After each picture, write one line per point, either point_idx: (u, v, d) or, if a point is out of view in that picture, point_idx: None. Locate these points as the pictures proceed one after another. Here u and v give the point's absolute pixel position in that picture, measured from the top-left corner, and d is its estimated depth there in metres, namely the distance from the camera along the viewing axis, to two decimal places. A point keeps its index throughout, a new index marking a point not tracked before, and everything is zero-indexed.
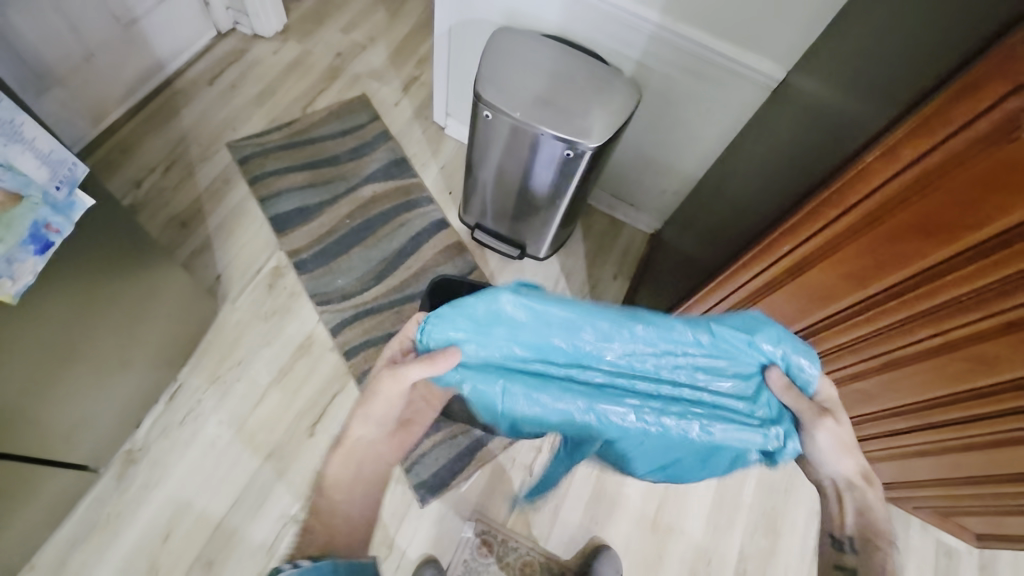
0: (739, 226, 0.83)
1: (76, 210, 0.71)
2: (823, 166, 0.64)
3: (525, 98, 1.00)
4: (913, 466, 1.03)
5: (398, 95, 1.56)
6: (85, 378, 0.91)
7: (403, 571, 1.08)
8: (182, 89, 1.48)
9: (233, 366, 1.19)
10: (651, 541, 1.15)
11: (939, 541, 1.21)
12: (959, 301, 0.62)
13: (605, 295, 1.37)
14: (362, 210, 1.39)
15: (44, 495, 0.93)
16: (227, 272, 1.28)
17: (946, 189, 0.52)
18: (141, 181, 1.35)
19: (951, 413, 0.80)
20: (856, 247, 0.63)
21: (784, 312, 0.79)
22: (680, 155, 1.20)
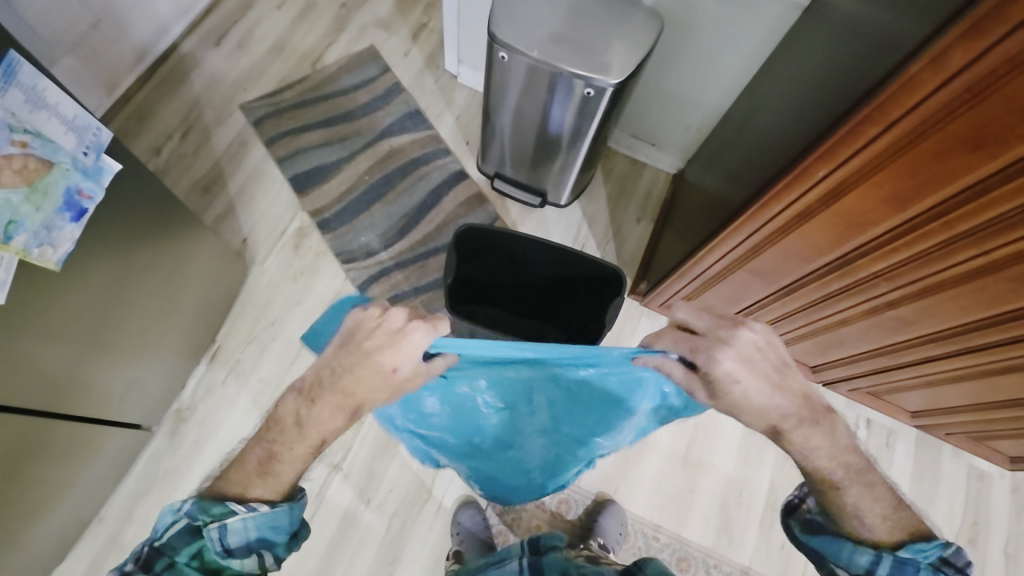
0: (767, 158, 0.80)
1: (105, 174, 0.72)
2: (859, 84, 0.61)
3: (543, 36, 0.96)
4: (947, 392, 1.02)
5: (407, 44, 1.51)
6: (131, 342, 0.95)
7: (444, 514, 1.12)
8: (190, 52, 1.46)
9: (267, 326, 1.22)
10: (682, 475, 1.18)
11: (971, 466, 1.22)
12: (1004, 219, 0.61)
13: (629, 239, 1.36)
14: (380, 165, 1.39)
15: (105, 452, 0.99)
16: (253, 234, 1.30)
17: (1002, 94, 0.49)
18: (161, 148, 1.36)
19: (990, 336, 0.79)
20: (901, 165, 0.60)
21: (819, 240, 0.77)
22: (705, 87, 1.16)
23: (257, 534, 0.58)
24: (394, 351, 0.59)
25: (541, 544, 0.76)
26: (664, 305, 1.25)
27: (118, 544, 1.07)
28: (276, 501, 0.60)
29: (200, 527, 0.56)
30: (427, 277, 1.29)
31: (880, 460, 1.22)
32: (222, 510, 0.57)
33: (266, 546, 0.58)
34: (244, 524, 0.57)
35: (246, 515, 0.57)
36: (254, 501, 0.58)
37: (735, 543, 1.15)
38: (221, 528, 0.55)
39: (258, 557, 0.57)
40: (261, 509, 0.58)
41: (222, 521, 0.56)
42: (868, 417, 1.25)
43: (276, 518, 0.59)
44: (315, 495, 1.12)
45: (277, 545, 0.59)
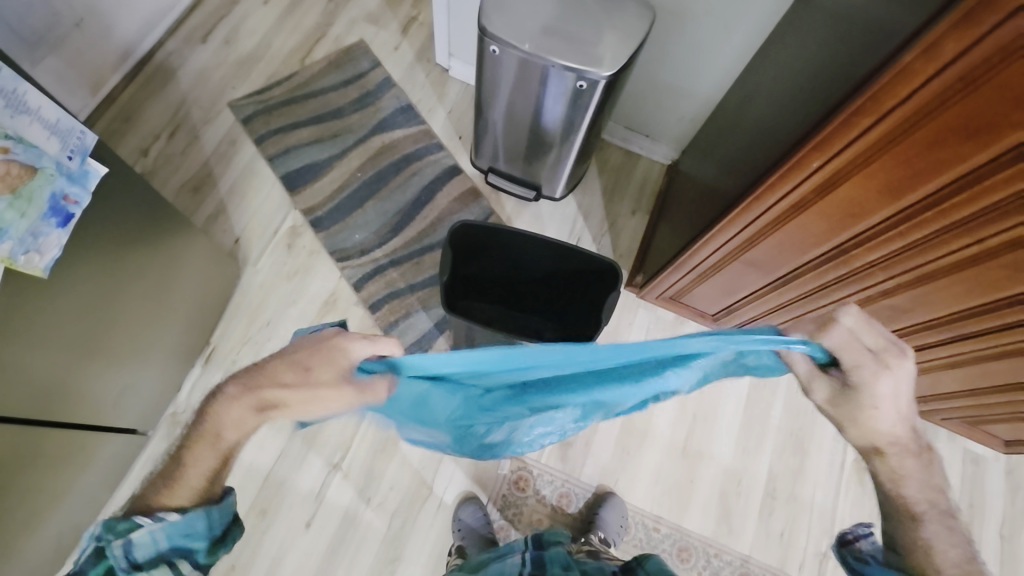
0: (761, 149, 0.80)
1: (92, 179, 0.71)
2: (851, 75, 0.61)
3: (533, 28, 0.95)
4: (943, 379, 1.03)
5: (397, 38, 1.49)
6: (122, 347, 0.94)
7: (444, 511, 1.12)
8: (176, 50, 1.44)
9: (262, 327, 1.21)
10: (682, 467, 1.19)
11: (967, 450, 1.23)
12: (999, 207, 0.60)
13: (625, 231, 1.36)
14: (372, 161, 1.37)
15: (100, 458, 0.98)
16: (245, 235, 1.28)
17: (996, 82, 0.49)
18: (148, 148, 1.34)
19: (985, 323, 0.80)
20: (894, 155, 0.60)
21: (814, 231, 0.77)
22: (697, 78, 1.15)
23: (168, 542, 0.57)
24: (323, 360, 0.57)
25: (544, 539, 0.76)
26: (660, 297, 1.24)
27: None
28: (187, 506, 0.58)
29: (106, 543, 0.56)
30: (422, 274, 1.28)
31: None
32: (127, 524, 0.55)
33: (182, 554, 0.58)
34: (154, 535, 0.56)
35: (152, 526, 0.56)
36: (165, 509, 0.57)
37: (734, 532, 1.15)
38: (125, 543, 0.55)
39: (171, 566, 0.57)
40: (169, 519, 0.57)
41: (126, 537, 0.55)
42: None
43: (189, 524, 0.58)
44: (315, 495, 1.12)
45: (199, 549, 0.59)
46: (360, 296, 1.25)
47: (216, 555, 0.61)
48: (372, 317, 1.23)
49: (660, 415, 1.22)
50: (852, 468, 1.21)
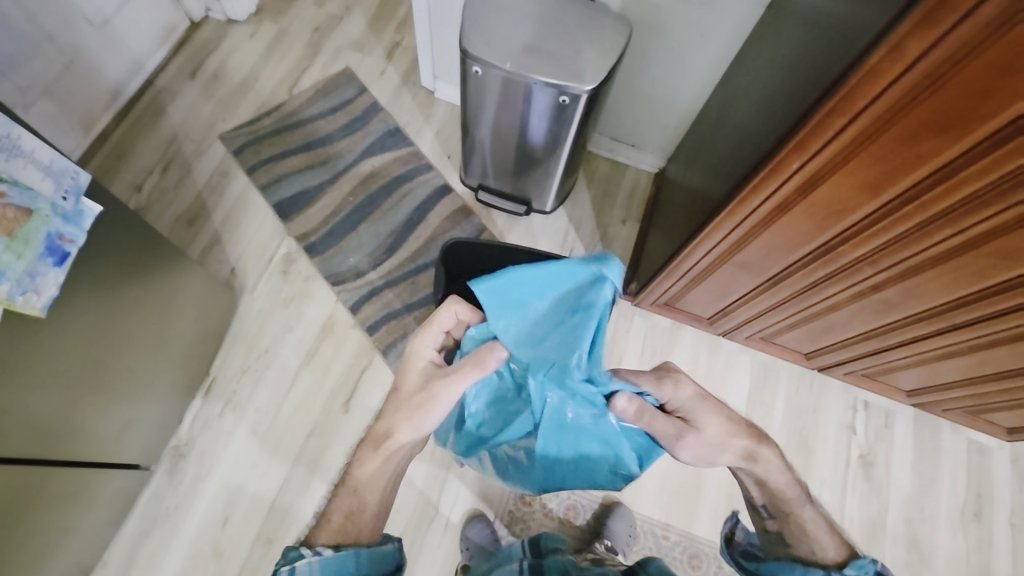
0: (744, 152, 0.81)
1: (86, 218, 0.72)
2: (823, 77, 0.62)
3: (513, 48, 0.97)
4: (940, 369, 1.03)
5: (382, 63, 1.52)
6: (122, 382, 0.94)
7: (452, 530, 1.12)
8: (166, 86, 1.46)
9: (261, 354, 1.22)
10: (687, 472, 1.19)
11: (971, 440, 1.24)
12: (977, 197, 0.62)
13: (617, 240, 1.37)
14: (363, 185, 1.39)
15: (103, 495, 0.97)
16: (241, 264, 1.29)
17: (962, 77, 0.50)
18: (142, 184, 1.36)
19: (975, 311, 0.80)
20: (871, 152, 0.61)
21: (800, 230, 0.78)
22: (677, 87, 1.17)
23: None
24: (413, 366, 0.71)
25: (544, 546, 0.78)
26: (655, 304, 1.25)
27: None
28: (341, 545, 0.58)
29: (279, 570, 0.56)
30: (418, 293, 1.29)
31: (880, 441, 1.23)
32: (293, 554, 0.56)
33: None
34: (310, 568, 0.55)
35: (313, 557, 0.56)
36: (320, 546, 0.57)
37: None
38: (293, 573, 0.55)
39: None
40: (326, 552, 0.57)
41: (293, 564, 0.55)
42: (866, 399, 1.26)
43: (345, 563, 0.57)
44: None
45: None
46: (357, 319, 1.25)
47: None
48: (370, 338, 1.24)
49: None
50: (856, 464, 1.21)
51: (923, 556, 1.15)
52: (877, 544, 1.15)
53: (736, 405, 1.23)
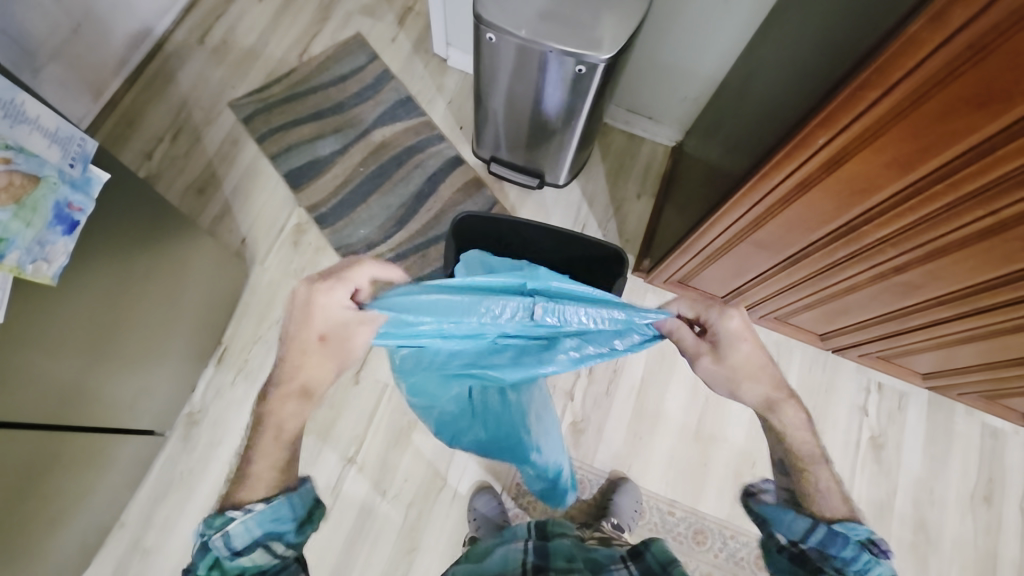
0: (767, 125, 0.78)
1: (94, 185, 0.72)
2: (855, 47, 0.59)
3: (530, 14, 0.93)
4: (957, 353, 1.01)
5: (394, 30, 1.48)
6: (135, 351, 0.95)
7: (459, 502, 1.13)
8: (174, 52, 1.44)
9: (272, 325, 1.22)
10: (694, 450, 1.19)
11: (985, 424, 1.22)
12: (1014, 176, 0.59)
13: (630, 216, 1.34)
14: (374, 155, 1.37)
15: (120, 460, 1.00)
16: (252, 234, 1.29)
17: (1006, 50, 0.47)
18: (152, 152, 1.35)
19: (1001, 295, 0.78)
20: (903, 128, 0.59)
21: (822, 209, 0.76)
22: (699, 57, 1.13)
23: (264, 531, 0.53)
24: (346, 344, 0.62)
25: (548, 530, 0.71)
26: (669, 281, 1.23)
27: (141, 546, 1.09)
28: (270, 495, 0.55)
29: (207, 542, 0.51)
30: (429, 267, 1.28)
31: (892, 424, 1.21)
32: (223, 518, 0.52)
33: (273, 537, 0.54)
34: (245, 526, 0.52)
35: (246, 516, 0.53)
36: (249, 502, 0.54)
37: None
38: (224, 535, 0.51)
39: (265, 549, 0.53)
40: (257, 506, 0.54)
41: (225, 529, 0.52)
42: (880, 381, 1.24)
43: (279, 510, 0.55)
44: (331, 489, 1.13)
45: (289, 532, 0.55)
46: None
47: (303, 541, 0.56)
48: None
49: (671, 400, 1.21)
50: (866, 446, 1.20)
51: (929, 539, 1.15)
52: (883, 524, 1.15)
53: None
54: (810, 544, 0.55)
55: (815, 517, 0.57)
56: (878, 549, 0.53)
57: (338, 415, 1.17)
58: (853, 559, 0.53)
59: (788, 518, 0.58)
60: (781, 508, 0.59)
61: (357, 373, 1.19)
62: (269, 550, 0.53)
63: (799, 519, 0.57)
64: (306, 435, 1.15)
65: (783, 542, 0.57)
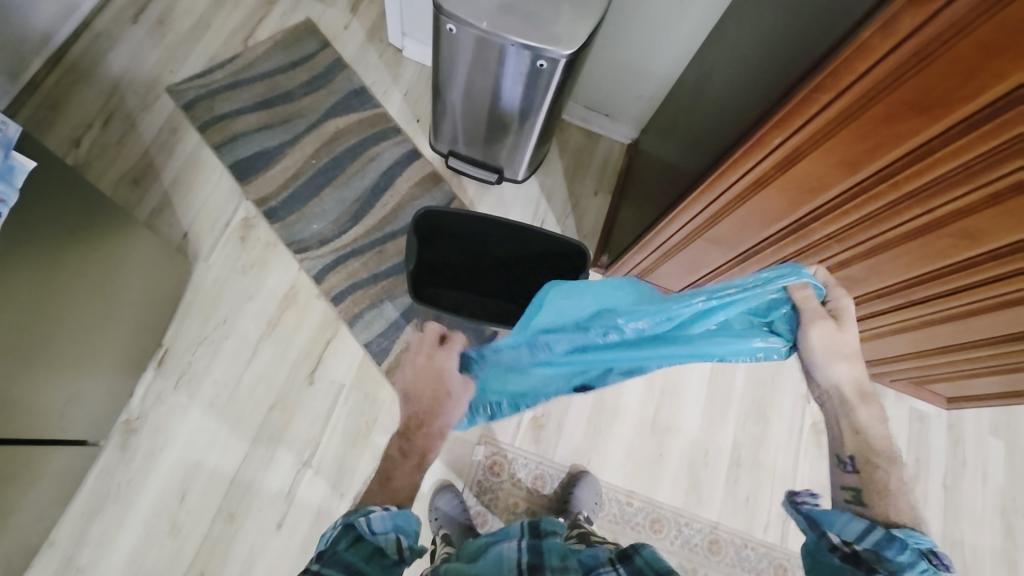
0: (723, 126, 0.80)
1: (19, 174, 0.65)
2: (809, 52, 0.61)
3: (490, 6, 0.92)
4: (890, 342, 1.08)
5: (346, 17, 1.43)
6: (65, 356, 0.88)
7: (419, 503, 1.12)
8: (104, 31, 1.33)
9: (218, 324, 1.16)
10: (651, 442, 1.22)
11: (913, 409, 1.31)
12: (948, 178, 0.63)
13: (588, 212, 1.36)
14: (326, 147, 1.32)
15: (48, 473, 0.92)
16: (194, 228, 1.22)
17: (947, 58, 0.50)
18: (80, 139, 1.25)
19: (932, 289, 0.83)
20: (851, 131, 0.62)
21: (774, 207, 0.79)
22: (655, 56, 1.15)
23: (394, 523, 0.57)
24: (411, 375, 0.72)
25: (542, 527, 0.68)
26: None
27: (74, 566, 1.01)
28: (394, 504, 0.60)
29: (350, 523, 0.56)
30: (385, 263, 1.24)
31: None
32: (364, 509, 0.57)
33: (400, 533, 0.57)
34: (382, 516, 0.56)
35: (383, 507, 0.57)
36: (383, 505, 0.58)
37: (705, 501, 1.19)
38: (367, 517, 0.55)
39: (397, 541, 0.56)
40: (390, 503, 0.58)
41: (367, 513, 0.56)
42: None
43: (408, 514, 0.58)
44: (285, 495, 1.08)
45: (411, 534, 0.57)
46: (321, 288, 1.20)
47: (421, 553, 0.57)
48: (335, 309, 1.19)
49: (629, 392, 1.24)
50: (809, 432, 1.26)
51: None
52: None
53: (696, 377, 1.27)
54: (864, 545, 0.52)
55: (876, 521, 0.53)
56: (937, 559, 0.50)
57: (292, 417, 1.12)
58: (910, 563, 0.49)
59: (842, 518, 0.55)
60: (828, 511, 0.56)
61: (311, 373, 1.15)
62: (396, 543, 0.56)
63: (853, 520, 0.54)
64: (256, 440, 1.10)
65: (836, 542, 0.53)
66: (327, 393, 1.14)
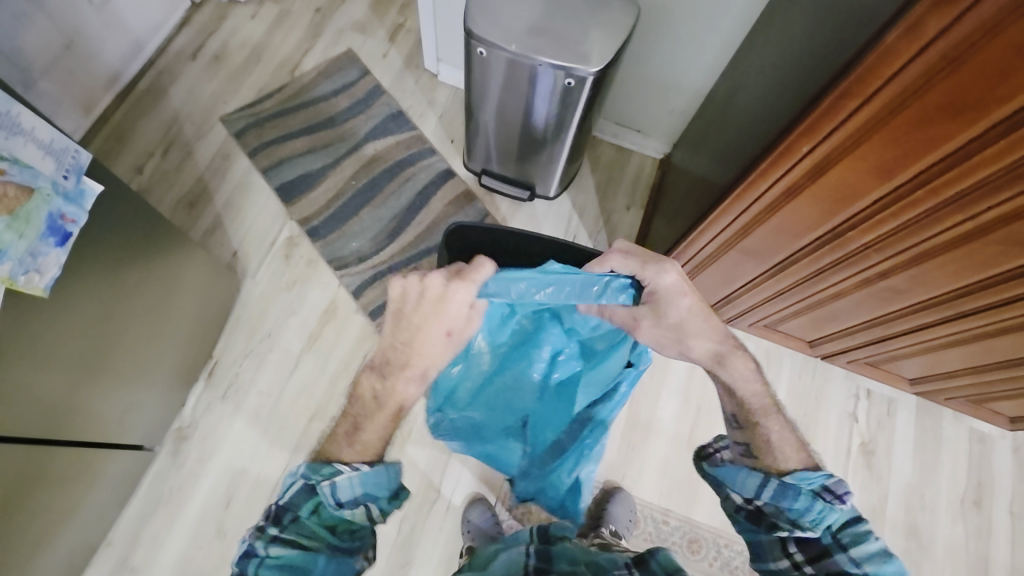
0: (752, 137, 0.80)
1: (88, 198, 0.72)
2: (836, 59, 0.61)
3: (520, 29, 0.95)
4: (943, 357, 1.03)
5: (385, 46, 1.50)
6: (125, 365, 0.94)
7: (452, 516, 1.12)
8: (167, 68, 1.45)
9: (263, 338, 1.22)
10: (688, 458, 1.19)
11: (972, 429, 1.24)
12: (989, 182, 0.61)
13: (621, 227, 1.36)
14: (366, 169, 1.38)
15: (107, 475, 0.98)
16: (243, 247, 1.29)
17: (979, 59, 0.49)
18: (143, 166, 1.35)
19: (982, 299, 0.80)
20: (883, 136, 0.61)
21: (806, 216, 0.78)
22: (685, 72, 1.16)
23: (364, 490, 0.55)
24: (441, 317, 0.55)
25: (550, 534, 0.69)
26: None
27: (128, 566, 1.06)
28: (375, 460, 0.57)
29: (314, 486, 0.54)
30: None
31: (882, 430, 1.23)
32: (328, 470, 0.54)
33: (369, 500, 0.55)
34: (351, 481, 0.54)
35: (351, 473, 0.54)
36: (356, 462, 0.56)
37: None
38: (331, 485, 0.53)
39: (365, 510, 0.55)
40: (363, 467, 0.55)
41: (331, 479, 0.53)
42: (868, 388, 1.26)
43: (381, 476, 0.56)
44: None
45: (381, 500, 0.56)
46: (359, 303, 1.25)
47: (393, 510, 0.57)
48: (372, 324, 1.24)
49: (664, 408, 1.22)
50: (857, 452, 1.21)
51: (922, 543, 1.15)
52: (876, 530, 1.16)
53: None
54: (766, 500, 0.62)
55: (766, 474, 0.64)
56: (830, 496, 0.59)
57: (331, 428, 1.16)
58: (807, 509, 0.59)
59: (742, 477, 0.65)
60: (733, 469, 0.67)
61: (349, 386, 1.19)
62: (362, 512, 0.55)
63: (750, 477, 0.64)
64: (296, 450, 1.14)
65: (743, 500, 0.65)
66: None
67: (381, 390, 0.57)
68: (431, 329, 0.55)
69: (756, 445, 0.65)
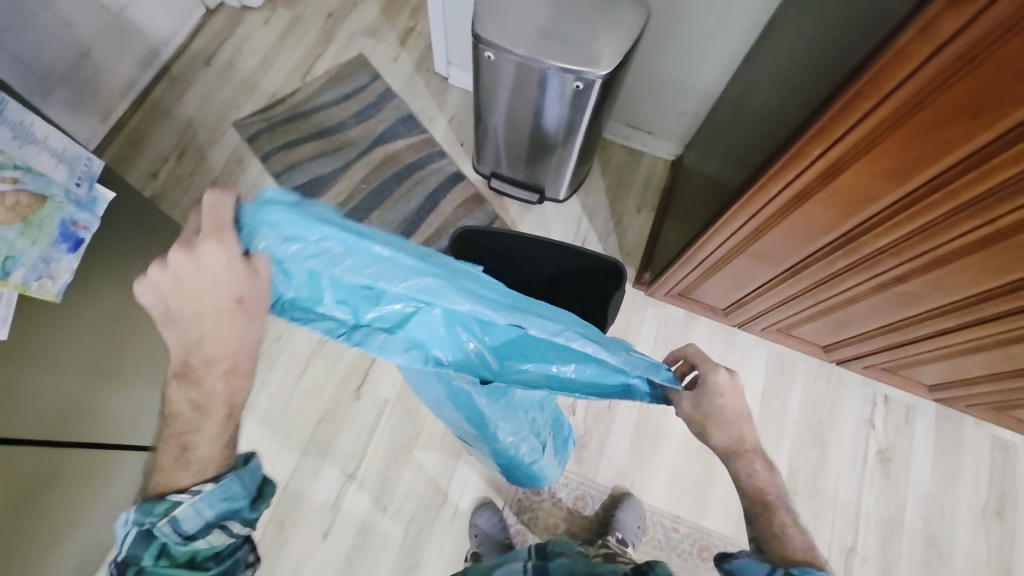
0: (764, 140, 0.78)
1: (99, 205, 0.74)
2: (849, 59, 0.59)
3: (528, 32, 0.95)
4: (964, 364, 1.00)
5: (395, 50, 1.51)
6: (138, 368, 0.95)
7: (459, 519, 1.12)
8: (181, 74, 1.47)
9: (274, 340, 1.23)
10: (699, 464, 1.17)
11: (994, 437, 1.20)
12: (1010, 185, 0.59)
13: (631, 229, 1.35)
14: (376, 172, 1.39)
15: (121, 476, 1.00)
16: None
17: (997, 59, 0.48)
18: (158, 171, 1.37)
19: (1003, 305, 0.77)
20: (898, 138, 0.59)
21: (820, 219, 0.76)
22: (696, 73, 1.14)
23: (214, 513, 0.46)
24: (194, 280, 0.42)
25: (548, 550, 0.69)
26: (670, 294, 1.23)
27: None
28: (221, 472, 0.46)
29: (150, 530, 0.45)
30: None
31: (900, 437, 1.20)
32: (165, 503, 0.44)
33: (227, 517, 0.46)
34: (196, 509, 0.45)
35: (192, 500, 0.44)
36: (196, 483, 0.45)
37: None
38: (170, 521, 0.44)
39: (223, 529, 0.46)
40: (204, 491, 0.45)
41: (170, 516, 0.44)
42: (885, 393, 1.23)
43: (230, 490, 0.46)
44: (332, 506, 1.12)
45: (243, 508, 0.47)
46: None
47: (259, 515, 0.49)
48: None
49: (674, 413, 1.20)
50: (874, 460, 1.18)
51: (941, 554, 1.12)
52: (893, 540, 1.13)
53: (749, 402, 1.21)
54: None
55: (776, 564, 0.53)
56: None
57: (340, 430, 1.16)
58: None
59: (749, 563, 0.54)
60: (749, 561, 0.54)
61: (358, 388, 1.19)
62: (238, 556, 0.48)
63: (757, 564, 0.53)
64: (305, 452, 1.15)
65: None
66: (373, 408, 1.18)
67: (199, 397, 0.45)
68: (208, 313, 0.43)
69: (768, 535, 0.56)
